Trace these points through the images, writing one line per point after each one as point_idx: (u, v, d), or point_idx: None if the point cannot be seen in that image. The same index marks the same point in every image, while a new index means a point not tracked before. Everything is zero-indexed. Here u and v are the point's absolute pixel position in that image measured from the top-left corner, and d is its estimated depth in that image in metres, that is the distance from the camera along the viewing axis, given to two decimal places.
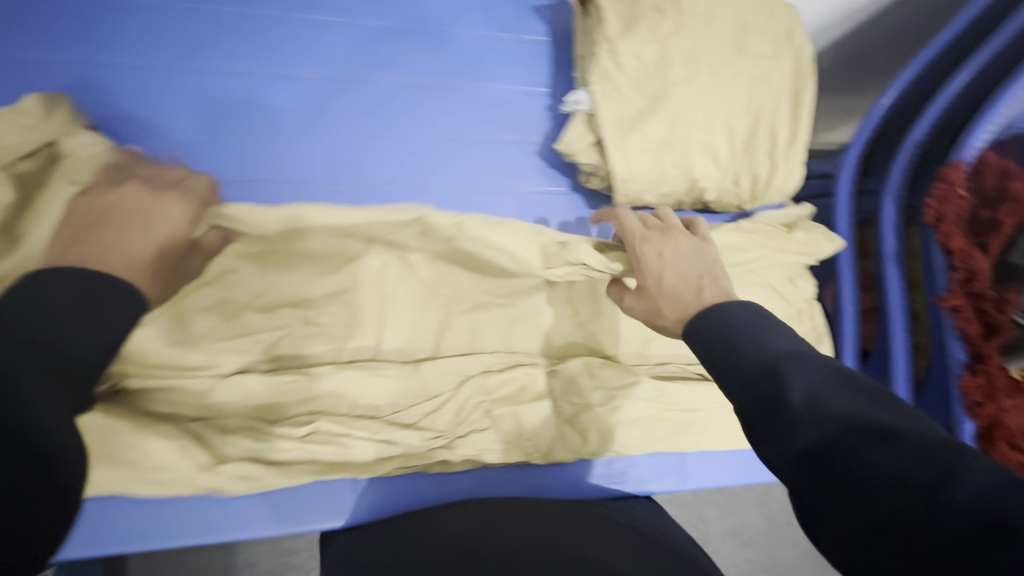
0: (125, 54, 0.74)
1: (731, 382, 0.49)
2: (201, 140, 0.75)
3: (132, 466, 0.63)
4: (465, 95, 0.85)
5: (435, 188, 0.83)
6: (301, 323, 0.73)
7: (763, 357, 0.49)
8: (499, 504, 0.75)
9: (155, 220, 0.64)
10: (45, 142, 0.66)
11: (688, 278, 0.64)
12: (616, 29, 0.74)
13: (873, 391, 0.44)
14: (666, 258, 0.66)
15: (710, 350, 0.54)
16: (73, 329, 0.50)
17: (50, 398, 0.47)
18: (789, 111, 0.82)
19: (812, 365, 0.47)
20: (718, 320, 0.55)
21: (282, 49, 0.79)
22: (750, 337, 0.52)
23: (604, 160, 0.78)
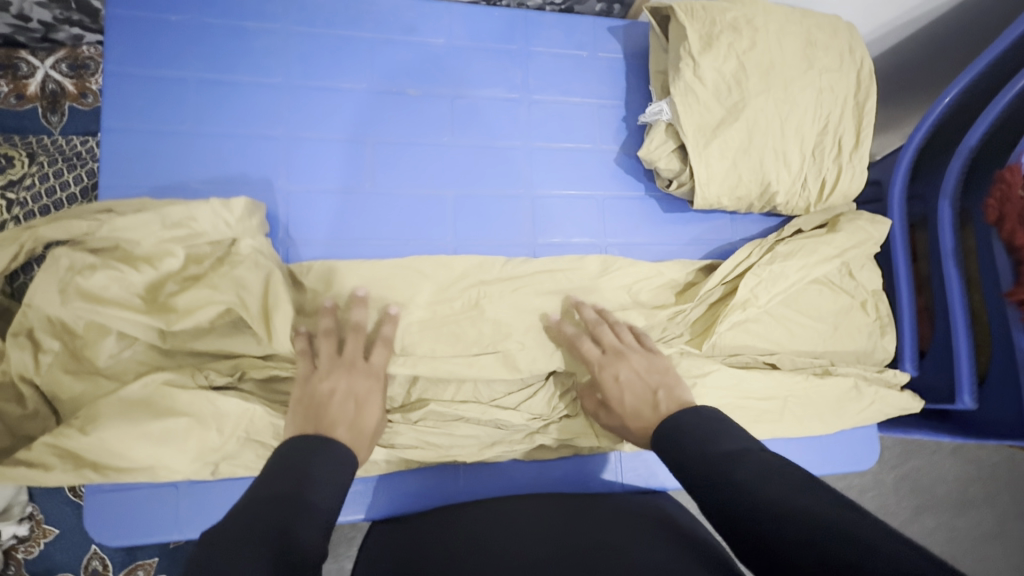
0: (248, 73, 0.80)
1: (696, 487, 0.58)
2: (313, 151, 0.82)
3: (265, 445, 0.68)
4: (546, 108, 0.90)
5: (521, 194, 0.89)
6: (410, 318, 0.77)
7: (709, 458, 0.59)
8: (574, 500, 0.78)
9: (359, 402, 0.68)
10: (229, 238, 0.71)
11: (644, 391, 0.72)
12: (697, 46, 0.81)
13: (797, 482, 0.53)
14: (623, 382, 0.73)
15: (672, 452, 0.64)
16: (325, 477, 0.58)
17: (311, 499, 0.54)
18: (854, 119, 0.88)
19: (748, 460, 0.57)
20: (684, 428, 0.64)
21: (384, 68, 0.85)
22: (700, 439, 0.62)
23: (685, 165, 0.84)
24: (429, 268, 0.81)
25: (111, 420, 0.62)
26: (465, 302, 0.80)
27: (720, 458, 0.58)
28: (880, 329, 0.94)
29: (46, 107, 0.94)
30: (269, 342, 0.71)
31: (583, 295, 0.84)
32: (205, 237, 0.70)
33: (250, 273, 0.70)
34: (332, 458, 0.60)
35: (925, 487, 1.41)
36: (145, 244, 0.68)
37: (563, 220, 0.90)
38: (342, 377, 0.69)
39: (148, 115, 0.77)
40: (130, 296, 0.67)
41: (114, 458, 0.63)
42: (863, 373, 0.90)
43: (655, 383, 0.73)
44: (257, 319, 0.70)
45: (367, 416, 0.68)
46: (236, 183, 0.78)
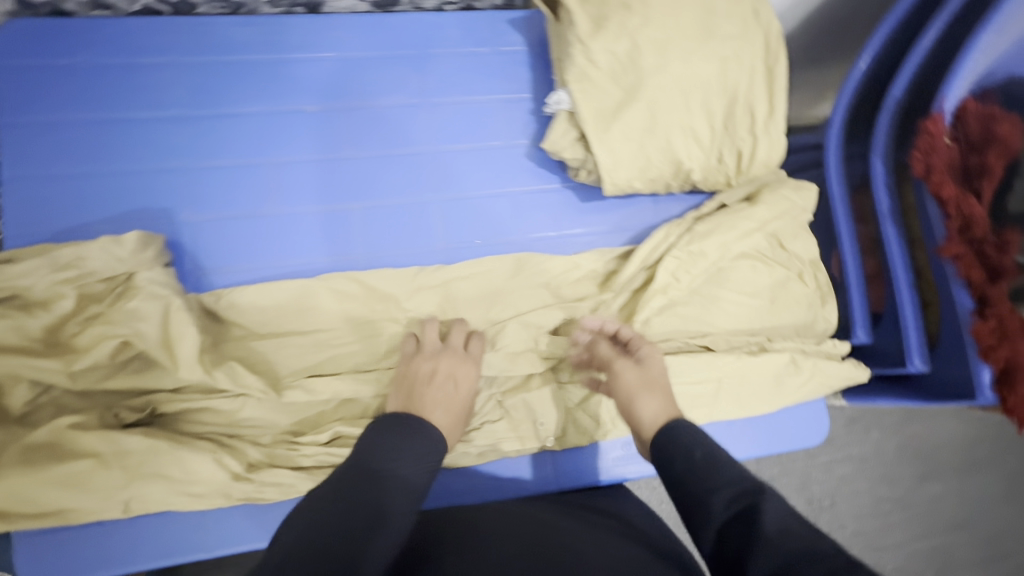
0: (139, 108, 0.80)
1: (704, 504, 0.54)
2: (213, 177, 0.82)
3: (173, 479, 0.68)
4: (448, 109, 0.90)
5: (431, 200, 0.89)
6: (323, 343, 0.80)
7: (738, 480, 0.54)
8: (517, 505, 0.75)
9: (460, 382, 0.74)
10: (124, 272, 0.72)
11: (663, 392, 0.68)
12: (586, 29, 0.79)
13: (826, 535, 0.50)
14: (646, 371, 0.71)
15: (688, 459, 0.58)
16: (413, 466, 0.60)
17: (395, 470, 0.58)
18: (765, 85, 0.84)
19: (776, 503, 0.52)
20: (696, 445, 0.60)
21: (282, 89, 0.86)
22: (724, 457, 0.58)
23: (589, 152, 0.81)
24: (343, 287, 0.82)
25: (16, 469, 0.63)
26: (382, 316, 0.82)
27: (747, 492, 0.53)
28: (820, 299, 0.91)
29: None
30: (177, 369, 0.71)
31: (499, 295, 0.84)
32: (97, 276, 0.71)
33: (146, 304, 0.71)
34: (417, 445, 0.63)
35: (918, 451, 1.35)
36: (36, 288, 0.68)
37: (479, 220, 0.90)
38: (447, 360, 0.75)
39: (39, 160, 0.77)
40: (25, 343, 0.67)
41: (24, 505, 0.64)
42: (798, 347, 0.88)
43: (668, 389, 0.69)
44: (155, 348, 0.70)
45: (463, 396, 0.73)
46: (137, 218, 0.79)
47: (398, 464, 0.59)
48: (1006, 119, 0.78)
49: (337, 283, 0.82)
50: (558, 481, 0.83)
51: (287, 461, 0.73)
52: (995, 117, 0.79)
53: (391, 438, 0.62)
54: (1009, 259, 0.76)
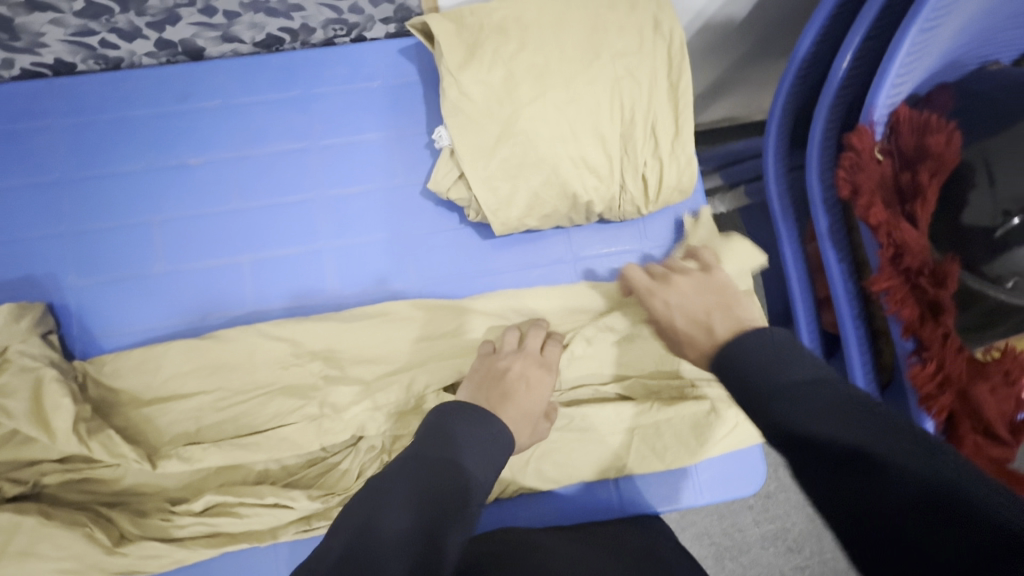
0: (20, 177, 0.81)
1: (751, 414, 0.46)
2: (96, 242, 0.81)
3: (46, 557, 0.66)
4: (335, 152, 0.85)
5: (322, 248, 0.84)
6: (211, 403, 0.76)
7: (774, 387, 0.45)
8: (494, 535, 0.68)
9: (532, 386, 0.71)
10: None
11: (696, 319, 0.60)
12: (457, 60, 0.72)
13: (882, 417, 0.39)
14: (674, 307, 0.65)
15: (729, 377, 0.50)
16: (481, 464, 0.55)
17: (472, 466, 0.53)
18: (667, 103, 0.76)
19: (839, 394, 0.42)
20: (737, 344, 0.51)
21: (164, 142, 0.83)
22: (762, 365, 0.47)
23: (472, 192, 0.76)
24: (223, 349, 0.77)
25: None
26: (264, 373, 0.77)
27: (802, 387, 0.43)
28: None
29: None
30: (54, 442, 0.70)
31: (392, 347, 0.80)
32: None
33: (19, 376, 0.71)
34: (486, 447, 0.57)
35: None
36: None
37: (377, 264, 0.84)
38: (520, 362, 0.73)
39: None
40: None
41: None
42: (725, 394, 0.79)
43: (719, 309, 0.60)
44: (24, 419, 0.69)
45: (535, 399, 0.71)
46: (21, 285, 0.79)
47: (467, 452, 0.55)
48: (943, 128, 0.68)
49: (232, 340, 0.77)
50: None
51: (161, 530, 0.71)
52: (932, 127, 0.69)
53: (446, 424, 0.57)
54: (948, 291, 0.64)
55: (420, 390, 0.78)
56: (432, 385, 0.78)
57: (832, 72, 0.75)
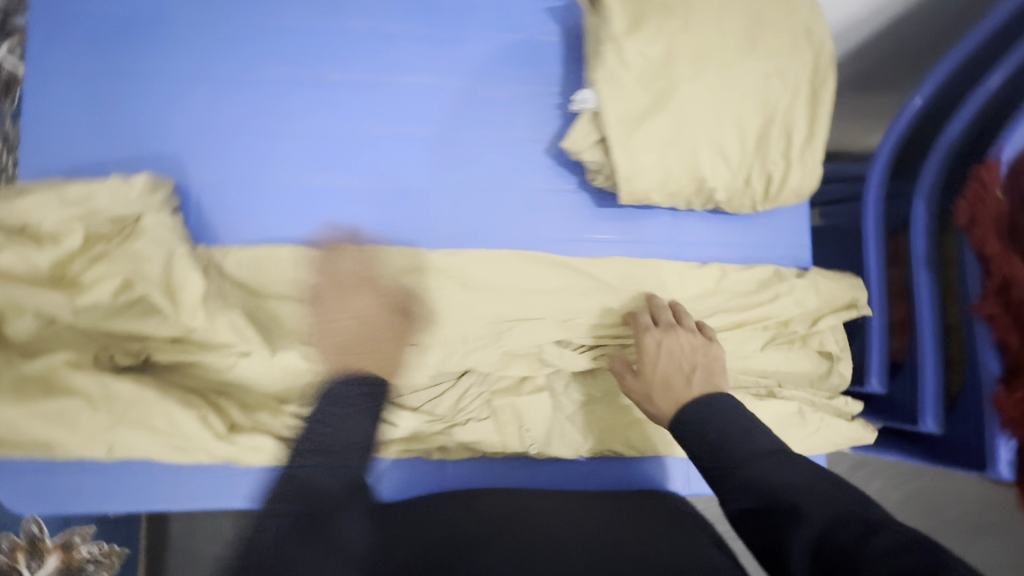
0: (168, 61, 0.82)
1: (732, 473, 0.62)
2: (228, 138, 0.82)
3: (160, 427, 0.68)
4: (472, 97, 0.88)
5: (443, 186, 0.87)
6: None
7: (759, 454, 0.62)
8: (517, 495, 0.77)
9: (321, 307, 0.75)
10: (133, 214, 0.72)
11: (681, 367, 0.74)
12: (623, 28, 0.75)
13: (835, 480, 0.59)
14: (665, 351, 0.76)
15: (707, 441, 0.65)
16: (351, 423, 0.71)
17: (358, 429, 0.71)
18: (805, 109, 0.79)
19: (787, 458, 0.62)
20: (709, 414, 0.67)
21: (312, 56, 0.85)
22: (737, 430, 0.65)
23: (608, 157, 0.78)
24: (342, 265, 0.79)
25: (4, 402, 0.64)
26: (382, 295, 0.78)
27: (767, 456, 0.61)
28: (823, 339, 0.86)
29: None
30: (178, 315, 0.69)
31: (502, 290, 0.81)
32: (105, 214, 0.71)
33: (153, 248, 0.71)
34: (361, 404, 0.73)
35: (933, 508, 1.25)
36: (44, 221, 0.68)
37: (494, 211, 0.87)
38: (306, 295, 0.77)
39: (76, 102, 0.80)
40: (36, 274, 0.68)
41: (12, 438, 0.65)
42: (809, 398, 0.83)
43: (705, 372, 0.73)
44: (154, 286, 0.69)
45: (332, 317, 0.75)
46: (153, 169, 0.80)
47: (339, 425, 0.71)
48: None
49: (351, 256, 0.79)
50: (488, 476, 0.82)
51: (270, 427, 0.74)
52: None
53: (327, 400, 0.73)
54: None
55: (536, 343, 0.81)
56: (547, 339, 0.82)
57: (979, 87, 0.79)
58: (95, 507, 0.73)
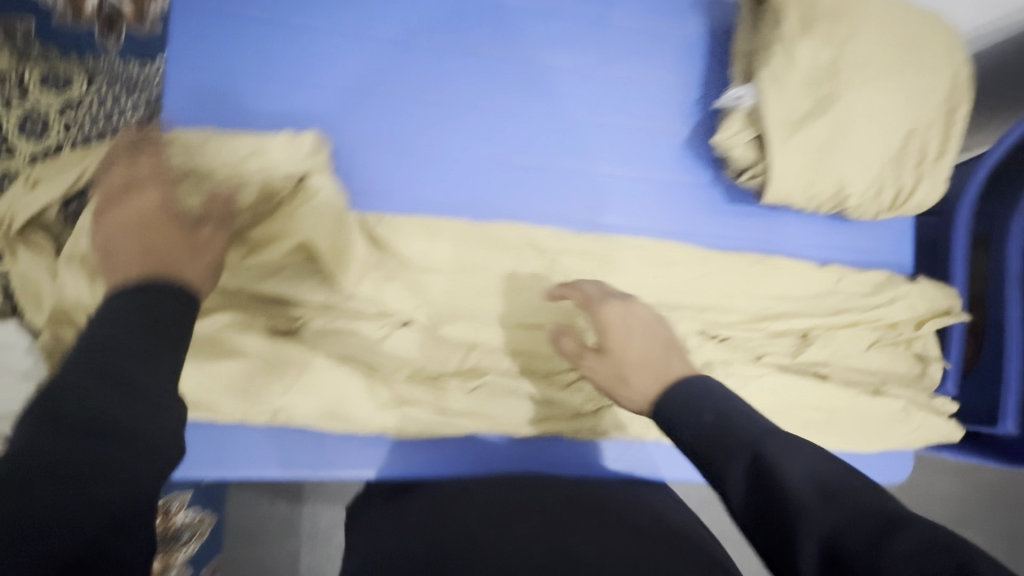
0: (317, 12, 0.79)
1: (727, 465, 0.50)
2: (376, 99, 0.80)
3: (327, 393, 0.68)
4: (615, 82, 0.88)
5: (585, 169, 0.86)
6: (476, 290, 0.77)
7: (751, 437, 0.51)
8: (530, 481, 0.71)
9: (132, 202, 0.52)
10: (297, 173, 0.70)
11: (658, 345, 0.64)
12: (793, 31, 0.77)
13: (862, 484, 0.47)
14: (629, 335, 0.65)
15: (695, 428, 0.54)
16: (133, 350, 0.42)
17: (120, 363, 0.41)
18: (941, 126, 0.84)
19: (802, 450, 0.49)
20: (692, 398, 0.56)
21: (464, 24, 0.84)
22: (741, 412, 0.53)
23: (763, 155, 0.80)
24: (492, 241, 0.78)
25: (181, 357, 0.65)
26: (532, 276, 0.79)
27: (765, 443, 0.49)
28: (919, 343, 0.93)
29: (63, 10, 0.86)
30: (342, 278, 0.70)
31: (642, 280, 0.83)
32: (276, 169, 0.69)
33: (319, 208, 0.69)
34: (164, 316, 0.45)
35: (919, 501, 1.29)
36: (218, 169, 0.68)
37: (632, 198, 0.87)
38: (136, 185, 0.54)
39: (223, 48, 0.76)
40: None
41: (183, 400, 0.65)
42: (913, 397, 0.89)
43: (665, 348, 0.64)
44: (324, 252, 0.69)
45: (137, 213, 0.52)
46: (297, 124, 0.77)
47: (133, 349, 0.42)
48: None
49: (501, 232, 0.79)
50: (512, 460, 0.77)
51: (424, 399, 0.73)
52: None
53: (117, 324, 0.43)
54: None
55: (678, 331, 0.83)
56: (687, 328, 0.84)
57: None
58: (223, 472, 0.69)
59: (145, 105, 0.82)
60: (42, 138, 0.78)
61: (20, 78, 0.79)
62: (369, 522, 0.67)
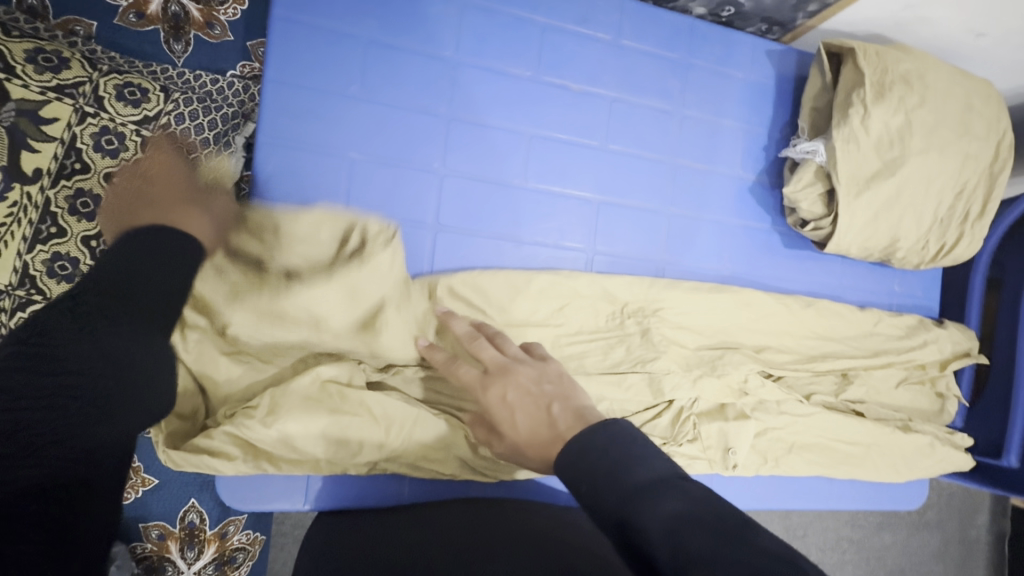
0: (412, 41, 0.77)
1: (609, 522, 0.44)
2: (463, 132, 0.79)
3: (425, 435, 0.69)
4: (692, 125, 0.89)
5: (658, 210, 0.88)
6: (559, 330, 0.78)
7: (624, 491, 0.44)
8: (462, 514, 0.67)
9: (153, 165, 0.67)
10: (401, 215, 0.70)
11: (537, 409, 0.58)
12: (871, 95, 0.81)
13: (730, 526, 0.39)
14: (513, 407, 0.59)
15: (580, 482, 0.47)
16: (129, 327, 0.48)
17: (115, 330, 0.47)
18: (986, 189, 0.90)
19: (671, 499, 0.42)
20: (602, 448, 0.48)
21: (553, 59, 0.83)
22: (618, 458, 0.46)
23: (830, 210, 0.85)
24: (578, 282, 0.80)
25: (290, 408, 0.63)
26: (608, 317, 0.82)
27: (629, 492, 0.43)
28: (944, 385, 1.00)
29: (126, 12, 0.81)
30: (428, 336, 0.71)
31: (709, 324, 0.87)
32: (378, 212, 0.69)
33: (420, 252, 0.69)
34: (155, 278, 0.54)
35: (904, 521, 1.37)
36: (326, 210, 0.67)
37: (700, 241, 0.90)
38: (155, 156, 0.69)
39: (317, 75, 0.74)
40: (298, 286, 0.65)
41: (287, 449, 0.64)
42: (935, 432, 0.97)
43: (542, 409, 0.57)
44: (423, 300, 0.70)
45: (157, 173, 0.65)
46: (388, 157, 0.76)
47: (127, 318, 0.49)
48: None
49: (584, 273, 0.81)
50: (503, 492, 0.76)
51: None
52: None
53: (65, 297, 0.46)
54: None
55: (741, 373, 0.86)
56: (749, 370, 0.86)
57: None
58: (309, 502, 0.70)
59: (224, 124, 0.81)
60: (118, 155, 0.74)
61: (92, 86, 0.72)
62: (333, 526, 0.68)
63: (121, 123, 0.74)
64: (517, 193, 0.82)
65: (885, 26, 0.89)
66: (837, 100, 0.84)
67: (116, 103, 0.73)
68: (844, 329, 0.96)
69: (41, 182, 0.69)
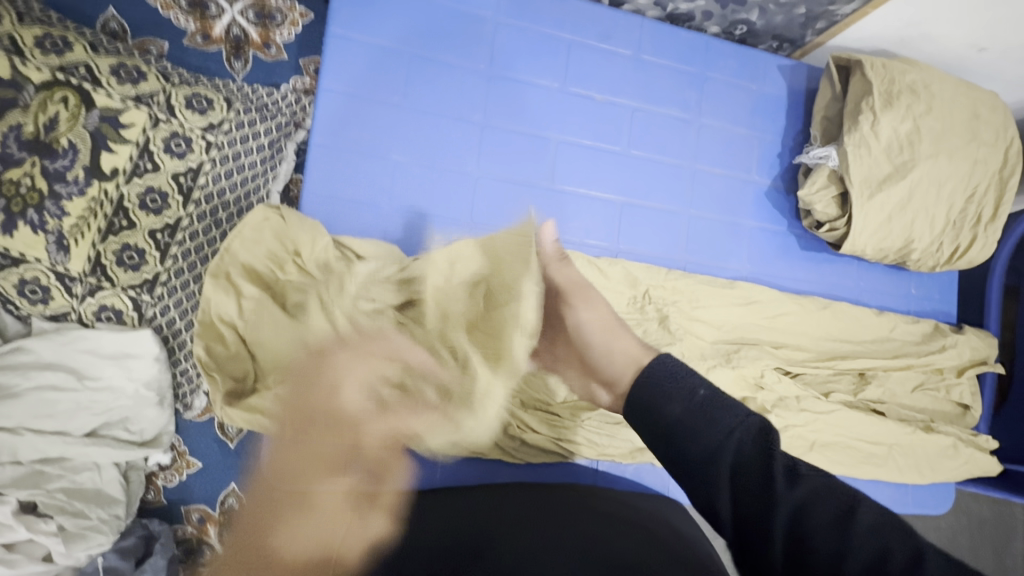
0: (451, 55, 0.85)
1: (674, 453, 0.50)
2: (495, 137, 0.86)
3: None
4: (709, 133, 0.95)
5: (678, 212, 0.93)
6: None
7: (683, 421, 0.50)
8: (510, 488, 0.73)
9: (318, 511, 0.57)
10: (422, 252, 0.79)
11: (613, 331, 0.70)
12: (880, 103, 0.86)
13: (792, 465, 0.46)
14: (585, 326, 0.71)
15: (648, 421, 0.52)
16: None
17: None
18: (998, 192, 0.93)
19: (728, 424, 0.49)
20: (653, 382, 0.54)
21: (579, 72, 0.90)
22: (682, 396, 0.51)
23: (843, 211, 0.89)
24: (602, 277, 0.84)
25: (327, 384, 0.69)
26: (631, 311, 0.85)
27: (703, 428, 0.49)
28: (968, 390, 1.00)
29: (194, 34, 0.91)
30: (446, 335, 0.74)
31: (728, 320, 0.90)
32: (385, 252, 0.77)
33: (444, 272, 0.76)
34: None
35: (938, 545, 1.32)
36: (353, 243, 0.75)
37: (718, 241, 0.94)
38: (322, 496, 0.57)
39: (365, 85, 0.81)
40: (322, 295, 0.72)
41: None
42: (958, 433, 0.97)
43: (611, 336, 0.69)
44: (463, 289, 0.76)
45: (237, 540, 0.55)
46: (428, 160, 0.83)
47: None
48: None
49: (607, 268, 0.85)
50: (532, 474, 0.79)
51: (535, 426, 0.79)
52: None
53: None
54: None
55: (759, 368, 0.88)
56: (767, 365, 0.89)
57: None
58: None
59: (277, 131, 0.89)
60: (185, 157, 0.81)
61: (165, 97, 0.81)
62: None
63: (189, 128, 0.82)
64: (545, 195, 0.87)
65: (891, 43, 0.95)
66: (848, 107, 0.89)
67: (185, 111, 0.82)
68: (863, 329, 0.98)
69: (117, 179, 0.78)
